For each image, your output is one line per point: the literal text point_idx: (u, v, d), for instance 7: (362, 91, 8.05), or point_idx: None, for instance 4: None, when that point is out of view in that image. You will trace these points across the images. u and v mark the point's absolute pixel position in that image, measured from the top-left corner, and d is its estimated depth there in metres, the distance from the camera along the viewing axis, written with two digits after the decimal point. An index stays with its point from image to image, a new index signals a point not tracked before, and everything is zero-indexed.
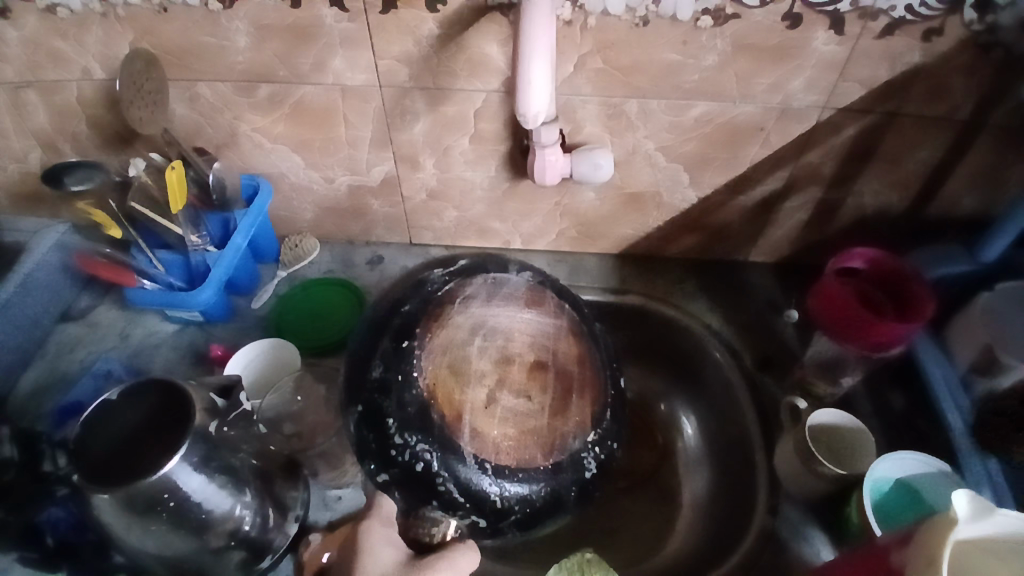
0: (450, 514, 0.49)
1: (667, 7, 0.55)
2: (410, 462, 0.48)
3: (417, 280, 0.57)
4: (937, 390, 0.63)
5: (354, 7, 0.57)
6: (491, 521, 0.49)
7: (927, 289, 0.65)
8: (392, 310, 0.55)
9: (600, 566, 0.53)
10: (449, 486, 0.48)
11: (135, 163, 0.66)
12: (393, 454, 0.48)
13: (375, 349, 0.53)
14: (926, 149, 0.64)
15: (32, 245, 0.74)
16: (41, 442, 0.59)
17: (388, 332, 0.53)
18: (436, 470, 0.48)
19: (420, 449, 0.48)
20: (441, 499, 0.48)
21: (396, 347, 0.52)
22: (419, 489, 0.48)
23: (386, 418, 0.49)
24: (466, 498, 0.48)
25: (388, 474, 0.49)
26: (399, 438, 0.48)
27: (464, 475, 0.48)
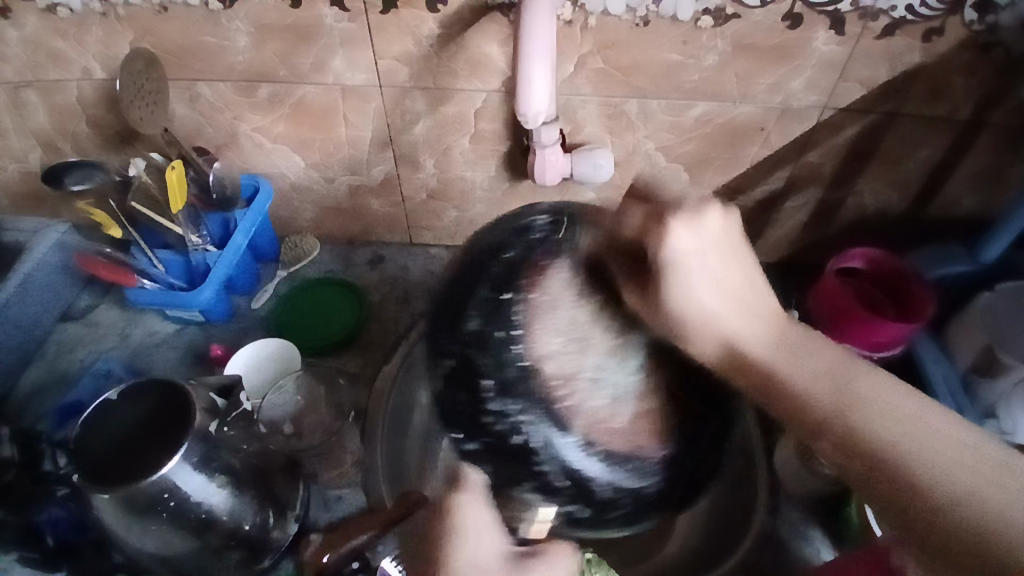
0: (547, 498, 0.40)
1: (666, 7, 0.55)
2: (505, 433, 0.39)
3: (514, 225, 0.46)
4: (938, 389, 0.62)
5: (353, 7, 0.57)
6: (594, 512, 0.41)
7: (926, 289, 0.65)
8: (490, 253, 0.45)
9: (602, 568, 0.54)
10: (551, 468, 0.39)
11: (135, 163, 0.66)
12: (488, 421, 0.40)
13: (468, 297, 0.43)
14: (927, 148, 0.64)
15: (33, 244, 0.74)
16: (40, 442, 0.57)
17: (484, 282, 0.43)
18: (537, 448, 0.39)
19: (520, 420, 0.39)
20: (537, 480, 0.40)
21: (494, 299, 0.42)
22: (510, 464, 0.40)
23: (481, 378, 0.40)
24: (570, 478, 0.39)
25: (475, 443, 0.41)
26: (495, 403, 0.40)
27: (572, 458, 0.39)
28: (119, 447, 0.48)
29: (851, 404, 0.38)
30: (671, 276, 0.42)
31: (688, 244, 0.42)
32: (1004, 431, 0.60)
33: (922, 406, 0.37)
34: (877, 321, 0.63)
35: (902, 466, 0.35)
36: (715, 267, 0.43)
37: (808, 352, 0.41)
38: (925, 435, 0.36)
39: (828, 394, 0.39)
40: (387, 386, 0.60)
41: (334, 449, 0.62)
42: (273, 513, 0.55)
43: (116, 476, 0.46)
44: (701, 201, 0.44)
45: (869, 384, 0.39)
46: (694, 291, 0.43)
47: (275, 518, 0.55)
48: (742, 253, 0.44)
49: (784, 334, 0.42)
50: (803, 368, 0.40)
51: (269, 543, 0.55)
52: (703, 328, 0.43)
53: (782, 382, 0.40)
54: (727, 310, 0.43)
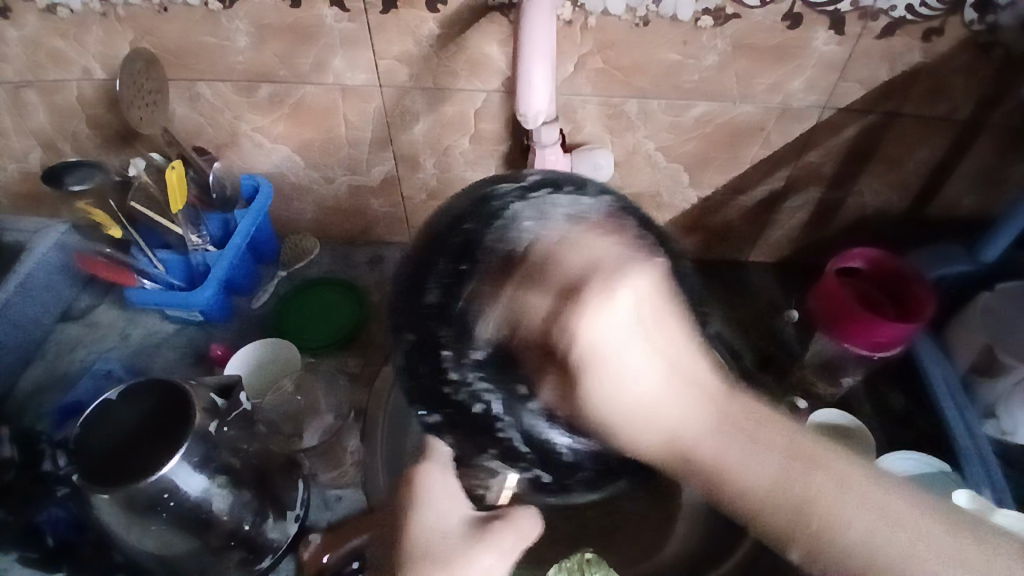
0: (510, 465, 0.47)
1: (667, 7, 0.55)
2: (467, 403, 0.45)
3: (478, 194, 0.46)
4: (938, 389, 0.63)
5: (354, 7, 0.57)
6: (556, 478, 0.47)
7: (927, 289, 0.65)
8: (450, 227, 0.45)
9: (600, 566, 0.53)
10: (511, 435, 0.46)
11: (135, 163, 0.66)
12: (449, 392, 0.45)
13: (428, 271, 0.44)
14: (927, 148, 0.64)
15: (33, 244, 0.74)
16: (41, 442, 0.58)
17: (443, 253, 0.44)
18: (498, 417, 0.46)
19: (479, 389, 0.45)
20: (502, 449, 0.46)
21: (452, 277, 0.44)
22: (479, 437, 0.46)
23: (442, 350, 0.44)
24: (528, 446, 0.46)
25: (440, 415, 0.45)
26: (456, 373, 0.45)
27: (529, 423, 0.46)
28: (120, 447, 0.48)
29: (812, 532, 0.38)
30: (587, 369, 0.43)
31: (594, 327, 0.43)
32: (1005, 431, 0.60)
33: (871, 482, 0.39)
34: (876, 321, 0.62)
35: (823, 526, 0.37)
36: (625, 368, 0.43)
37: (750, 449, 0.40)
38: (853, 504, 0.38)
39: (788, 491, 0.39)
40: (386, 385, 0.60)
41: (333, 449, 0.62)
42: (273, 513, 0.55)
43: (116, 476, 0.46)
44: (608, 274, 0.42)
45: (787, 437, 0.41)
46: (617, 375, 0.43)
47: (275, 518, 0.55)
48: (671, 333, 0.43)
49: (731, 426, 0.42)
50: (759, 463, 0.40)
51: (269, 544, 0.55)
52: (644, 428, 0.43)
53: (733, 480, 0.40)
54: (643, 396, 0.43)
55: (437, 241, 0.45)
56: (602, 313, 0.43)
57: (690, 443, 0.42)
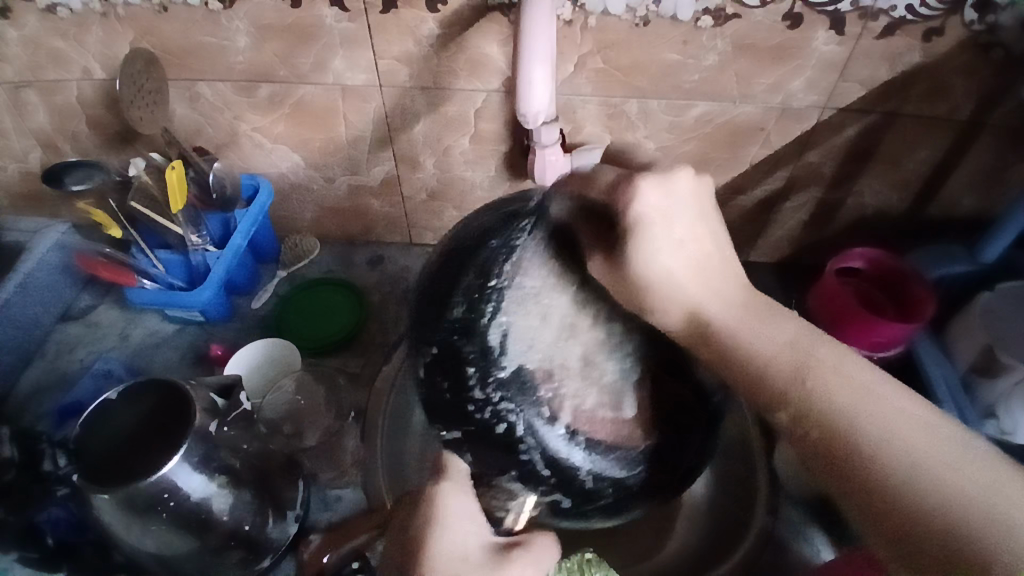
0: (531, 489, 0.40)
1: (666, 7, 0.55)
2: (490, 422, 0.39)
3: (502, 209, 0.44)
4: (938, 389, 0.62)
5: (354, 7, 0.57)
6: (577, 503, 0.41)
7: (927, 289, 0.65)
8: (476, 241, 0.42)
9: (600, 567, 0.49)
10: (533, 457, 0.39)
11: (135, 163, 0.66)
12: (471, 413, 0.39)
13: (454, 286, 0.41)
14: (927, 148, 0.64)
15: (33, 244, 0.74)
16: (41, 441, 0.58)
17: (473, 268, 0.41)
18: (521, 437, 0.38)
19: (503, 408, 0.38)
20: (520, 470, 0.39)
21: (476, 291, 0.40)
22: (496, 454, 0.40)
23: (465, 365, 0.39)
24: (553, 470, 0.39)
25: (462, 431, 0.40)
26: (478, 393, 0.39)
27: (552, 445, 0.39)
28: (120, 447, 0.48)
29: (807, 392, 0.37)
30: (638, 239, 0.39)
31: (659, 196, 0.39)
32: (1004, 431, 0.60)
33: (905, 401, 0.36)
34: (876, 321, 0.63)
35: (822, 385, 0.37)
36: (675, 232, 0.40)
37: (770, 321, 0.41)
38: (917, 469, 0.33)
39: (789, 358, 0.38)
40: (386, 386, 0.59)
41: (334, 448, 0.63)
42: (273, 513, 0.55)
43: (117, 476, 0.46)
44: (665, 171, 0.40)
45: (797, 327, 0.40)
46: (656, 248, 0.40)
47: (275, 518, 0.55)
48: (710, 216, 0.41)
49: (751, 306, 0.41)
50: (770, 333, 0.40)
51: (269, 544, 0.55)
52: (667, 296, 0.40)
53: (741, 345, 0.40)
54: (687, 274, 0.41)
55: (461, 254, 0.42)
56: (659, 190, 0.39)
57: (719, 321, 0.41)
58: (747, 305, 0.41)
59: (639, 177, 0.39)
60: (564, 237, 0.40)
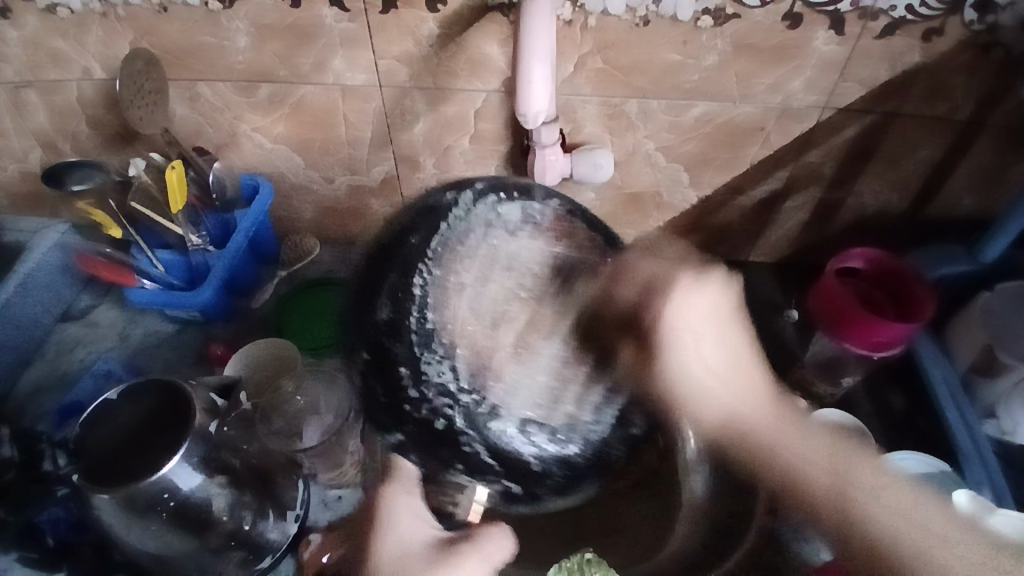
0: (478, 480, 0.47)
1: (667, 7, 0.55)
2: (428, 418, 0.46)
3: (426, 204, 0.54)
4: (939, 390, 0.63)
5: (354, 7, 0.57)
6: (527, 488, 0.48)
7: (927, 289, 0.65)
8: (396, 239, 0.52)
9: (601, 566, 0.50)
10: (475, 447, 0.47)
11: (135, 163, 0.66)
12: (406, 409, 0.46)
13: (382, 282, 0.50)
14: (927, 148, 0.64)
15: (33, 244, 0.74)
16: (41, 442, 0.58)
17: (396, 268, 0.51)
18: (459, 429, 0.47)
19: (440, 404, 0.47)
20: (465, 461, 0.46)
21: (406, 289, 0.51)
22: (440, 451, 0.46)
23: (398, 365, 0.47)
24: (499, 463, 0.48)
25: (402, 435, 0.45)
26: (414, 392, 0.46)
27: (497, 437, 0.49)
28: (120, 445, 0.48)
29: (851, 517, 0.47)
30: (669, 350, 0.52)
31: (681, 318, 0.52)
32: (1004, 431, 0.60)
33: (905, 497, 0.47)
34: (877, 321, 0.62)
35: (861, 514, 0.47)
36: (701, 350, 0.52)
37: (800, 432, 0.50)
38: (872, 496, 0.47)
39: (825, 479, 0.48)
40: None
41: (334, 449, 0.61)
42: (273, 512, 0.55)
43: (116, 476, 0.46)
44: (700, 280, 0.52)
45: (828, 444, 0.50)
46: (692, 356, 0.52)
47: (275, 518, 0.55)
48: (731, 332, 0.53)
49: (782, 416, 0.51)
50: (808, 447, 0.50)
51: (268, 544, 0.55)
52: (701, 408, 0.52)
53: (692, 412, 0.52)
54: (705, 371, 0.52)
55: (390, 250, 0.52)
56: (688, 309, 0.52)
57: (748, 433, 0.51)
58: (773, 400, 0.52)
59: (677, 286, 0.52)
60: (622, 268, 0.55)
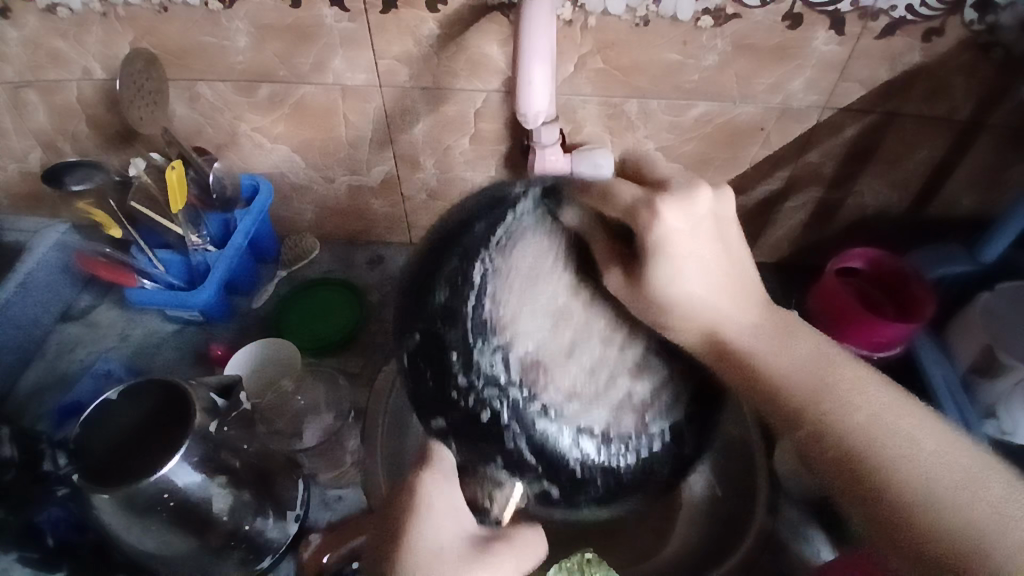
0: (515, 476, 0.38)
1: (667, 7, 0.55)
2: (474, 409, 0.36)
3: (492, 194, 0.42)
4: (939, 389, 0.63)
5: (354, 7, 0.57)
6: (566, 495, 0.38)
7: (927, 289, 0.65)
8: (461, 227, 0.40)
9: (601, 566, 0.49)
10: (520, 445, 0.36)
11: (134, 163, 0.65)
12: (455, 398, 0.36)
13: (438, 268, 0.38)
14: (927, 148, 0.64)
15: (33, 244, 0.74)
16: (41, 442, 0.58)
17: (460, 253, 0.39)
18: (506, 423, 0.36)
19: (490, 394, 0.36)
20: (507, 459, 0.37)
21: (462, 276, 0.38)
22: (479, 442, 0.37)
23: (448, 350, 0.37)
24: (539, 459, 0.36)
25: (444, 420, 0.37)
26: (463, 378, 0.36)
27: (542, 434, 0.36)
28: (119, 446, 0.48)
29: (824, 410, 0.40)
30: (654, 259, 0.42)
31: (679, 217, 0.41)
32: (1004, 431, 0.60)
33: (904, 406, 0.39)
34: (877, 320, 0.63)
35: (893, 458, 0.37)
36: (686, 266, 0.43)
37: (788, 342, 0.44)
38: (896, 435, 0.38)
39: (807, 386, 0.41)
40: (385, 386, 0.56)
41: (333, 449, 0.62)
42: (273, 512, 0.55)
43: (117, 476, 0.46)
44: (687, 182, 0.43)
45: (817, 345, 0.43)
46: (676, 272, 0.42)
47: (275, 518, 0.55)
48: (734, 244, 0.46)
49: (766, 317, 0.45)
50: (790, 355, 0.43)
51: (269, 543, 0.55)
52: (687, 315, 0.43)
53: (685, 315, 0.43)
54: (699, 288, 0.44)
55: (449, 239, 0.40)
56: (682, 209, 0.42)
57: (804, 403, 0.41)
58: (719, 263, 0.44)
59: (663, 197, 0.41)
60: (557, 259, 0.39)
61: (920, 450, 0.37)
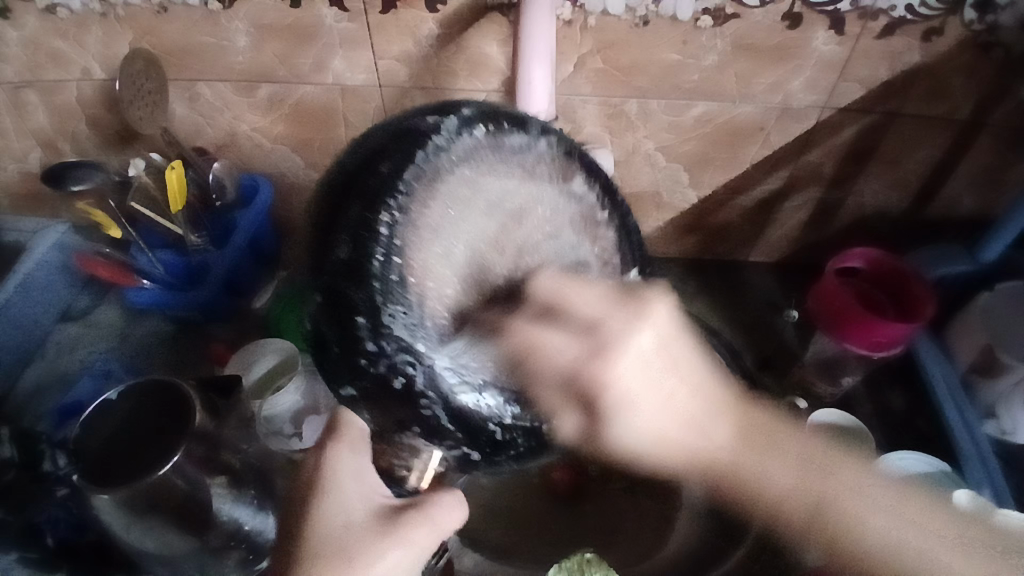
0: (434, 444, 0.36)
1: (667, 7, 0.55)
2: (386, 376, 0.32)
3: (403, 126, 0.35)
4: (938, 390, 0.63)
5: (353, 8, 0.57)
6: (487, 454, 0.36)
7: (926, 288, 0.65)
8: (362, 165, 0.34)
9: (601, 567, 0.49)
10: (435, 412, 0.33)
11: (134, 163, 0.67)
12: (364, 364, 0.32)
13: (338, 218, 0.33)
14: (927, 148, 0.64)
15: (33, 245, 0.75)
16: (41, 442, 0.57)
17: (358, 198, 0.32)
18: (421, 390, 0.33)
19: (401, 361, 0.32)
20: (422, 424, 0.34)
21: (364, 224, 0.32)
22: (392, 408, 0.34)
23: (353, 315, 0.32)
24: (456, 424, 0.34)
25: (355, 388, 0.34)
26: (373, 345, 0.32)
27: (458, 400, 0.34)
28: (119, 447, 0.48)
29: (832, 533, 0.41)
30: (615, 413, 0.39)
31: (629, 378, 0.38)
32: (1004, 432, 0.60)
33: (863, 471, 0.43)
34: (880, 320, 0.63)
35: (841, 525, 0.41)
36: (643, 405, 0.39)
37: (779, 451, 0.42)
38: (854, 493, 0.41)
39: (801, 501, 0.41)
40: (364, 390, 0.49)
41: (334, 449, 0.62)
42: (273, 511, 0.55)
43: (117, 477, 0.46)
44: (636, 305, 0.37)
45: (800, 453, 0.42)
46: (638, 417, 0.39)
47: None
48: (693, 365, 0.40)
49: (745, 422, 0.42)
50: (780, 469, 0.42)
51: (268, 544, 0.54)
52: (652, 446, 0.40)
53: (755, 486, 0.42)
54: (674, 422, 0.40)
55: (352, 179, 0.33)
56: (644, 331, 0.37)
57: (728, 462, 0.41)
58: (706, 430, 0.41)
59: (631, 307, 0.37)
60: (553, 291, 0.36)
61: (902, 543, 0.40)
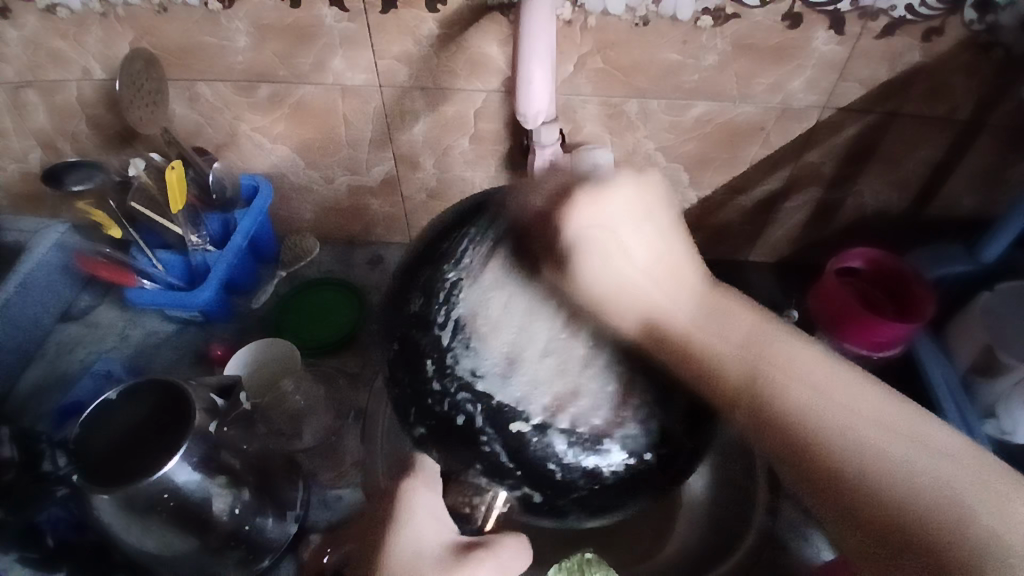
0: (498, 483, 0.38)
1: (667, 7, 0.55)
2: (449, 414, 0.36)
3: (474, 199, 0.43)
4: (939, 390, 0.63)
5: (353, 7, 0.57)
6: (549, 499, 0.37)
7: (926, 288, 0.65)
8: (440, 232, 0.41)
9: (602, 567, 0.49)
10: (495, 448, 0.36)
11: (134, 163, 0.65)
12: (430, 402, 0.37)
13: (415, 277, 0.40)
14: (927, 148, 0.64)
15: (33, 245, 0.74)
16: (40, 442, 0.57)
17: (431, 261, 0.40)
18: (481, 426, 0.36)
19: (462, 399, 0.36)
20: (484, 463, 0.36)
21: (435, 281, 0.38)
22: (459, 450, 0.37)
23: (424, 358, 0.37)
24: (516, 462, 0.36)
25: (424, 428, 0.38)
26: (436, 383, 0.37)
27: (519, 433, 0.35)
28: (121, 446, 0.48)
29: (765, 393, 0.39)
30: (580, 250, 0.39)
31: (589, 214, 0.40)
32: (1004, 431, 0.60)
33: (862, 394, 0.38)
34: (878, 320, 0.63)
35: (836, 440, 0.36)
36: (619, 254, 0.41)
37: (723, 323, 0.43)
38: (905, 443, 0.35)
39: (745, 365, 0.40)
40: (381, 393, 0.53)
41: (334, 450, 0.63)
42: (273, 512, 0.55)
43: (117, 477, 0.46)
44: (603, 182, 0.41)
45: (749, 327, 0.42)
46: (610, 259, 0.40)
47: (275, 519, 0.55)
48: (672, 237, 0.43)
49: (706, 298, 0.44)
50: (729, 332, 0.42)
51: (268, 543, 0.55)
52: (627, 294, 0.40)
53: (701, 348, 0.41)
54: (642, 275, 0.42)
55: (431, 248, 0.41)
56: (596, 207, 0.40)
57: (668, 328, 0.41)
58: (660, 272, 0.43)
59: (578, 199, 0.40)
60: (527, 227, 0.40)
61: (857, 424, 0.37)
